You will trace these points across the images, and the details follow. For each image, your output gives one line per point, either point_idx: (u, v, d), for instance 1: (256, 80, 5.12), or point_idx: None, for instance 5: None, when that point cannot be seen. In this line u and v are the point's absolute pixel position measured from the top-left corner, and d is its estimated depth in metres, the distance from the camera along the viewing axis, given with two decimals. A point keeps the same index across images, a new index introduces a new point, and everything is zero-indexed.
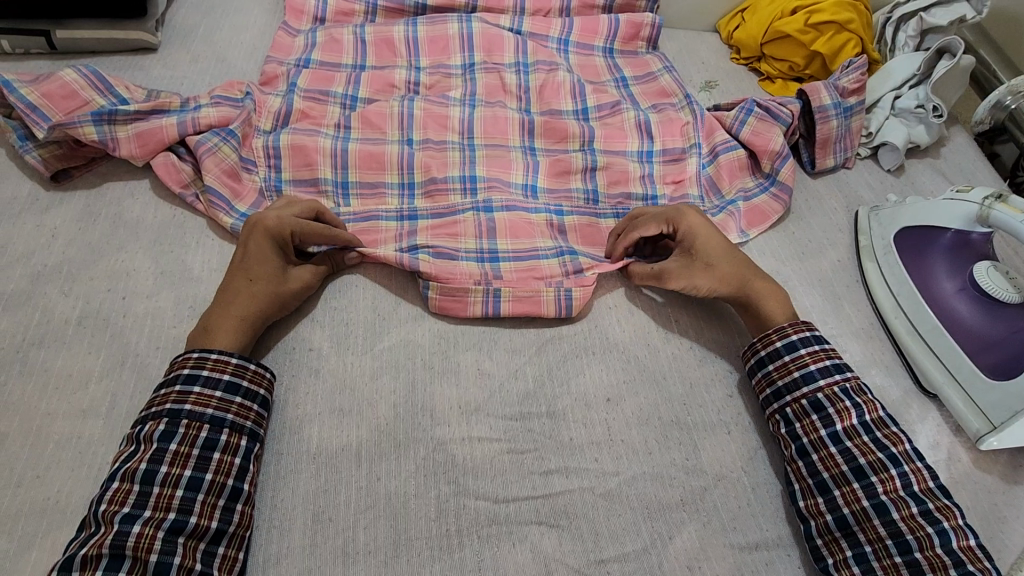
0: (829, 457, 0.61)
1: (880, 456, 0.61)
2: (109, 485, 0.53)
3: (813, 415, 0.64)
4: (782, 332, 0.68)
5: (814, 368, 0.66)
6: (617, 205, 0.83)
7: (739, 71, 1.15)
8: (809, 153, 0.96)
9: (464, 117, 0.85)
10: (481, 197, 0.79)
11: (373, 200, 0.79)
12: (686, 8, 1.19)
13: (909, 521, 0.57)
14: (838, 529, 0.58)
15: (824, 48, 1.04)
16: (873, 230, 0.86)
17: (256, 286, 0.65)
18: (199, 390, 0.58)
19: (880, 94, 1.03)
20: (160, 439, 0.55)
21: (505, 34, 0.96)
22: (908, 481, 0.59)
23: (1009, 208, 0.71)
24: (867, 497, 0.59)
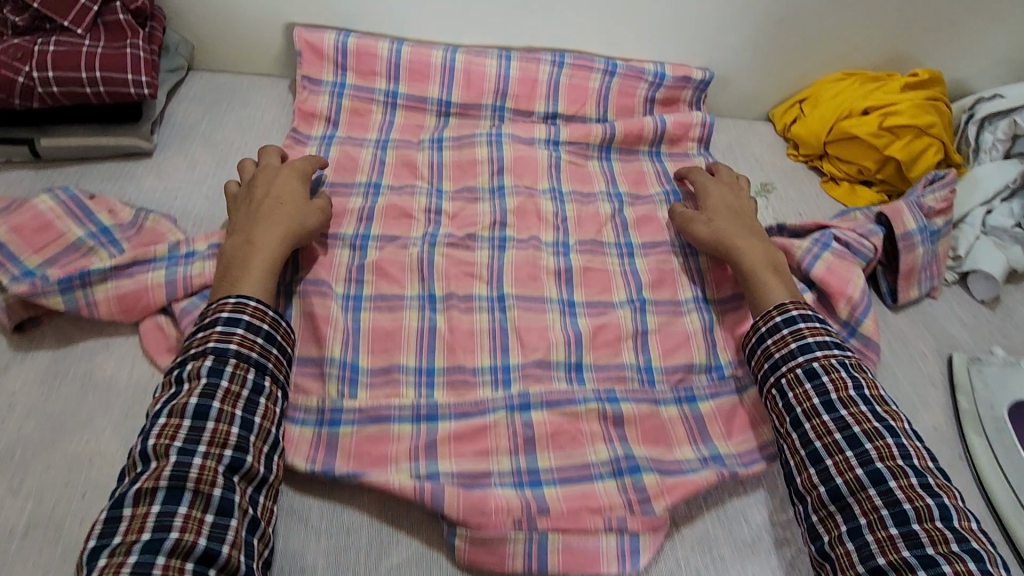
0: (821, 426, 0.61)
1: (876, 426, 0.60)
2: (157, 422, 0.55)
3: (807, 385, 0.64)
4: (783, 308, 0.69)
5: (812, 341, 0.66)
6: (677, 383, 0.74)
7: (798, 169, 1.02)
8: (888, 284, 0.83)
9: (493, 263, 0.81)
10: (516, 390, 0.68)
11: (385, 391, 0.68)
12: (737, 97, 1.07)
13: (908, 490, 0.56)
14: (832, 501, 0.58)
15: (901, 153, 0.91)
16: (977, 391, 0.73)
17: (274, 193, 0.75)
18: (242, 333, 0.61)
19: (969, 208, 0.89)
20: (209, 374, 0.58)
21: (539, 158, 0.93)
22: (907, 453, 0.59)
23: None
24: (860, 466, 0.58)
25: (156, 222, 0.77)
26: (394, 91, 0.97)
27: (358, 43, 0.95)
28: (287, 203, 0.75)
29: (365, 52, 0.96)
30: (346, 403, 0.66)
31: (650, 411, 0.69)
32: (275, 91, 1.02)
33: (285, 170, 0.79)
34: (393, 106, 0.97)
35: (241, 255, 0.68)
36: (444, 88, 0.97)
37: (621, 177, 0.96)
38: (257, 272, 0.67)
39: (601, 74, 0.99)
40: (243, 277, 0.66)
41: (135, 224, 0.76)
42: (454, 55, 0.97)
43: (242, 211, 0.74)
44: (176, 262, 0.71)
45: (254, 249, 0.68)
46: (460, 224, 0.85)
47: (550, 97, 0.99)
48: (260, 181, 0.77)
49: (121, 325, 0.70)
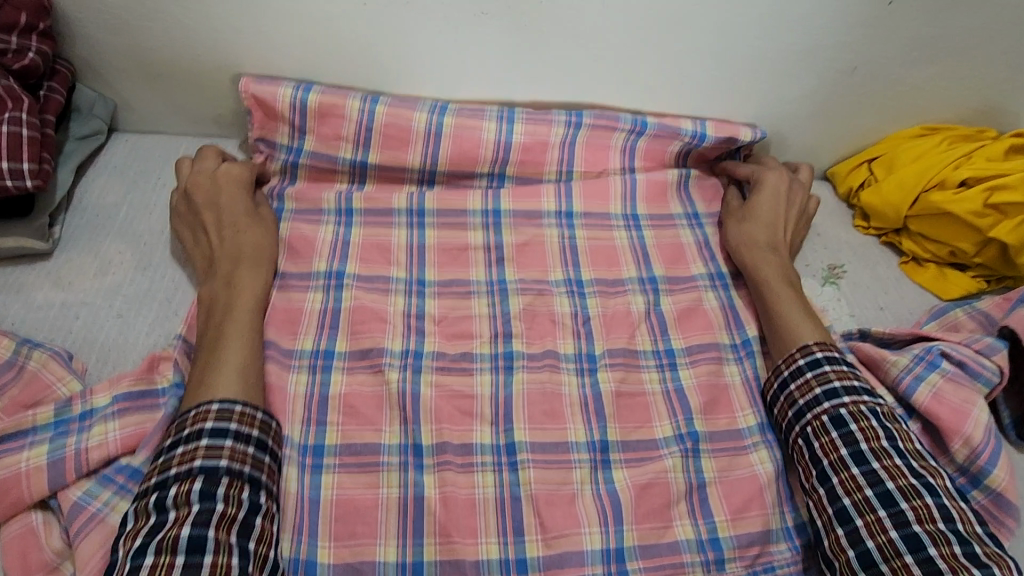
0: (850, 481, 0.53)
1: (911, 482, 0.52)
2: (143, 564, 0.44)
3: (834, 433, 0.56)
4: (806, 348, 0.61)
5: (839, 386, 0.58)
6: (752, 564, 0.55)
7: (869, 245, 0.83)
8: (1012, 413, 0.64)
9: (496, 394, 0.62)
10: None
11: None
12: (789, 154, 0.88)
13: (951, 559, 0.47)
14: (864, 573, 0.49)
15: (1009, 236, 0.72)
16: None
17: (221, 215, 0.67)
18: (231, 443, 0.50)
19: None
20: (199, 500, 0.47)
21: (548, 244, 0.76)
22: (948, 514, 0.50)
23: None
24: (895, 528, 0.50)
25: (43, 363, 0.57)
26: (362, 160, 0.77)
27: (320, 99, 0.75)
28: (244, 226, 0.67)
29: (330, 111, 0.75)
30: None
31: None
32: None
33: (224, 168, 0.70)
34: (362, 175, 0.78)
35: (221, 306, 0.61)
36: (428, 153, 0.77)
37: (654, 254, 0.76)
38: (238, 342, 0.58)
39: (626, 133, 0.80)
40: (218, 327, 0.59)
41: (12, 367, 0.56)
42: (442, 117, 0.77)
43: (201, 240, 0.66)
44: (67, 430, 0.53)
45: (229, 295, 0.61)
46: (449, 332, 0.66)
47: (564, 162, 0.80)
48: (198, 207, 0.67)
49: None
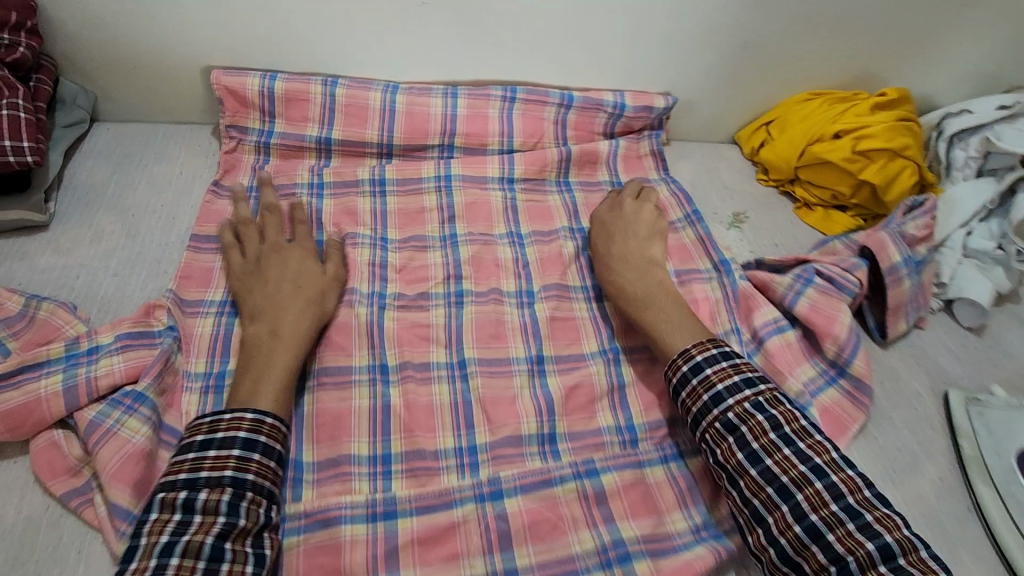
0: (752, 483, 0.56)
1: (802, 469, 0.55)
2: (165, 566, 0.46)
3: (729, 440, 0.58)
4: (687, 354, 0.63)
5: (721, 389, 0.60)
6: (661, 443, 0.66)
7: (770, 195, 0.96)
8: (876, 318, 0.78)
9: (450, 323, 0.73)
10: (484, 475, 0.61)
11: (335, 487, 0.60)
12: (702, 121, 1.01)
13: (846, 540, 0.50)
14: (783, 564, 0.52)
15: (876, 177, 0.87)
16: (979, 435, 0.68)
17: (295, 270, 0.68)
18: (259, 458, 0.53)
19: (949, 231, 0.85)
20: (227, 512, 0.49)
21: (491, 203, 0.87)
22: (840, 493, 0.53)
23: None
24: (796, 522, 0.52)
25: (52, 311, 0.66)
26: (328, 136, 0.88)
27: (286, 86, 0.86)
28: (308, 283, 0.68)
29: (297, 97, 0.86)
30: (287, 510, 0.57)
31: (633, 479, 0.62)
32: (196, 140, 0.91)
33: (273, 234, 0.72)
34: (328, 152, 0.89)
35: (265, 352, 0.61)
36: (384, 132, 0.88)
37: (582, 212, 0.89)
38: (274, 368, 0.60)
39: (556, 106, 0.92)
40: (252, 381, 0.59)
41: (24, 317, 0.65)
42: (394, 95, 0.88)
43: (258, 290, 0.67)
44: (78, 362, 0.61)
45: (275, 350, 0.61)
46: (409, 278, 0.77)
47: (503, 133, 0.91)
48: (268, 253, 0.70)
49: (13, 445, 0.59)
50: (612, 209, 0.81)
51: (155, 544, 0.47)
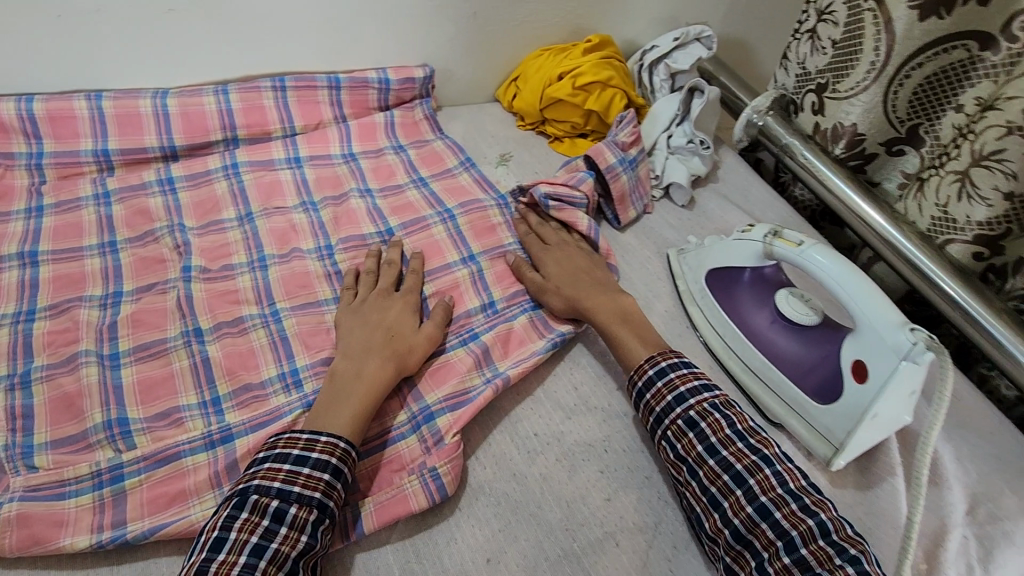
0: (710, 471, 0.64)
1: (753, 458, 0.64)
2: (255, 567, 0.52)
3: (691, 433, 0.67)
4: (653, 360, 0.73)
5: (684, 390, 0.70)
6: (460, 330, 0.81)
7: (528, 137, 1.18)
8: (611, 211, 1.01)
9: (257, 284, 0.82)
10: (309, 388, 0.71)
11: (169, 432, 0.66)
12: (463, 85, 1.22)
13: (790, 517, 0.60)
14: (737, 543, 0.60)
15: (596, 105, 1.10)
16: (687, 274, 0.90)
17: (383, 318, 0.76)
18: (340, 487, 0.60)
19: (655, 138, 1.12)
20: (309, 531, 0.56)
21: (282, 179, 0.97)
22: (783, 479, 0.63)
23: (785, 243, 0.76)
24: (748, 502, 0.62)
25: None
26: (105, 148, 0.91)
27: (47, 106, 0.88)
28: (401, 336, 0.74)
29: (62, 115, 0.89)
30: (125, 457, 0.63)
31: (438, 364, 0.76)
32: None
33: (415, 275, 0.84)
34: (110, 167, 0.92)
35: (361, 395, 0.66)
36: (163, 135, 0.94)
37: (368, 173, 1.02)
38: (348, 404, 0.65)
39: (327, 89, 1.05)
40: (339, 411, 0.65)
41: None
42: (165, 100, 0.94)
43: (351, 330, 0.74)
44: None
45: (354, 388, 0.67)
46: (213, 255, 0.85)
47: (283, 120, 1.02)
48: (373, 305, 0.78)
49: None
50: (553, 238, 0.91)
51: (247, 543, 0.54)
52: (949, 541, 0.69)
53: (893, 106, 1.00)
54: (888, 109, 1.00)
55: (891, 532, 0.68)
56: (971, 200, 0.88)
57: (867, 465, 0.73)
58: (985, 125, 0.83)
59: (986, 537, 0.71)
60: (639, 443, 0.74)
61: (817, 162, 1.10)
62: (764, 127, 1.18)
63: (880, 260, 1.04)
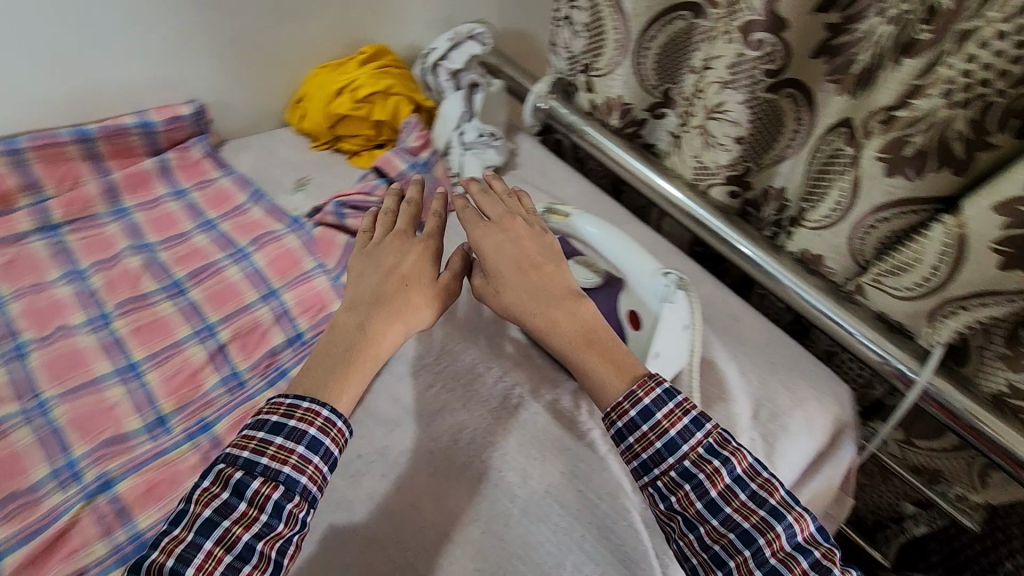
0: (714, 531, 0.61)
1: (761, 513, 0.61)
2: (201, 546, 0.56)
3: (687, 486, 0.63)
4: (633, 398, 0.65)
5: (674, 434, 0.64)
6: (266, 370, 0.79)
7: (325, 156, 1.15)
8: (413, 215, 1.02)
9: (16, 376, 0.74)
10: (90, 477, 0.66)
11: None
12: (244, 113, 1.16)
13: None
14: None
15: (382, 114, 1.11)
16: None
17: (392, 265, 0.75)
18: (316, 463, 0.62)
19: (447, 137, 1.15)
20: (271, 510, 0.59)
21: (38, 254, 0.87)
22: (793, 533, 0.60)
23: (557, 218, 0.83)
24: (758, 566, 0.59)
25: None
26: None
27: None
28: (410, 284, 0.73)
29: None
30: None
31: (242, 413, 0.73)
32: None
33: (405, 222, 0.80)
34: None
35: (354, 349, 0.69)
36: None
37: (145, 226, 0.94)
38: (350, 381, 0.67)
39: (74, 142, 0.95)
40: (325, 374, 0.67)
41: None
42: None
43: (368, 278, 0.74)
44: None
45: (363, 346, 0.69)
46: None
47: (27, 187, 0.92)
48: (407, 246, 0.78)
49: None
50: (508, 237, 0.75)
51: (201, 515, 0.57)
52: None
53: (645, 74, 1.11)
54: (642, 78, 1.11)
55: None
56: (714, 148, 1.00)
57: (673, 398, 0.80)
58: (708, 83, 0.95)
59: (769, 433, 0.83)
60: (466, 435, 0.76)
61: (597, 135, 1.20)
62: (550, 110, 1.26)
63: (667, 215, 1.17)
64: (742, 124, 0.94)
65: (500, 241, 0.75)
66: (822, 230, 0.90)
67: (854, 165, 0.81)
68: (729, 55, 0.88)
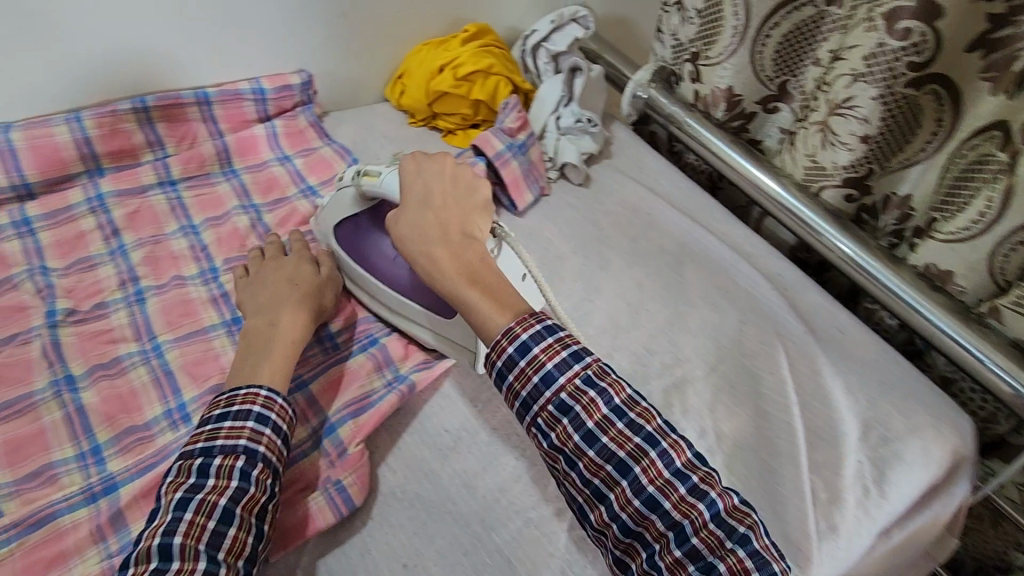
0: (592, 463, 0.60)
1: (637, 442, 0.60)
2: (182, 518, 0.55)
3: (564, 421, 0.62)
4: (511, 334, 0.64)
5: (553, 367, 0.62)
6: (359, 335, 0.80)
7: (421, 133, 1.15)
8: (507, 197, 1.00)
9: (135, 319, 0.77)
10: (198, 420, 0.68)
11: (45, 491, 0.61)
12: (347, 87, 1.17)
13: (680, 505, 0.58)
14: (626, 535, 0.59)
15: (480, 94, 1.09)
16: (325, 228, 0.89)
17: (280, 274, 0.79)
18: (268, 434, 0.63)
19: (544, 120, 1.12)
20: (238, 478, 0.59)
21: (157, 207, 0.92)
22: (670, 460, 0.60)
23: (368, 178, 0.82)
24: (635, 494, 0.59)
25: None
26: None
27: None
28: (303, 282, 0.78)
29: None
30: None
31: (337, 373, 0.75)
32: None
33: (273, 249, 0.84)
34: None
35: (266, 342, 0.70)
36: (12, 172, 0.87)
37: (252, 189, 0.99)
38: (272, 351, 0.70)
39: (194, 104, 0.99)
40: (254, 367, 0.67)
41: None
42: (7, 134, 0.86)
43: (259, 291, 0.78)
44: None
45: (272, 338, 0.71)
46: (82, 296, 0.79)
47: (153, 144, 0.97)
48: (271, 268, 0.80)
49: None
50: (423, 172, 0.78)
51: (173, 497, 0.57)
52: (847, 466, 0.74)
53: (760, 65, 1.04)
54: (757, 68, 1.04)
55: (794, 472, 0.72)
56: (834, 147, 0.93)
57: (765, 409, 0.78)
58: (836, 75, 0.88)
59: (879, 457, 0.75)
60: None
61: (701, 127, 1.14)
62: (650, 99, 1.20)
63: (770, 216, 1.10)
64: (872, 122, 0.86)
65: (413, 176, 0.79)
66: (957, 244, 0.85)
67: (1010, 171, 0.77)
68: (867, 44, 0.82)
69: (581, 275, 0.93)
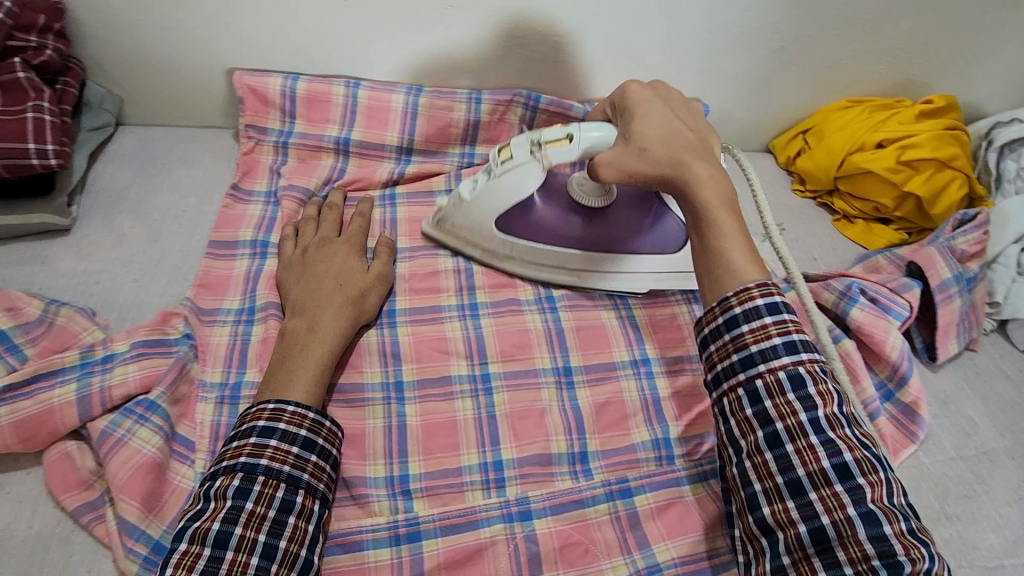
0: (808, 451, 0.46)
1: (864, 453, 0.46)
2: (176, 548, 0.46)
3: (791, 395, 0.47)
4: (767, 289, 0.50)
5: (796, 339, 0.49)
6: (700, 457, 0.64)
7: (805, 208, 0.93)
8: (923, 337, 0.74)
9: (467, 335, 0.70)
10: (512, 494, 0.59)
11: (354, 509, 0.57)
12: (736, 128, 0.98)
13: (902, 538, 0.42)
14: (815, 544, 0.44)
15: (922, 188, 0.83)
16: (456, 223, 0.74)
17: (331, 269, 0.67)
18: (275, 443, 0.52)
19: (1001, 247, 0.79)
20: (235, 495, 0.49)
21: None
22: (892, 489, 0.45)
23: (556, 146, 0.64)
24: (853, 503, 0.44)
25: (70, 318, 0.65)
26: (347, 137, 0.87)
27: (309, 87, 0.85)
28: (350, 282, 0.67)
29: (319, 97, 0.86)
30: None
31: (669, 499, 0.60)
32: (221, 147, 0.90)
33: (327, 230, 0.74)
34: (346, 154, 0.88)
35: (292, 347, 0.59)
36: (404, 132, 0.87)
37: None
38: (303, 350, 0.59)
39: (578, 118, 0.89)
40: (286, 375, 0.57)
41: (43, 322, 0.64)
42: (417, 98, 0.87)
43: (303, 286, 0.66)
44: (91, 371, 0.60)
45: (308, 341, 0.60)
46: (419, 288, 0.73)
47: None
48: (315, 257, 0.69)
49: (26, 461, 0.58)
50: (654, 90, 0.63)
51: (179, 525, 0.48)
52: None
53: None
54: None
55: None
56: None
57: None
58: None
59: None
60: None
61: None
62: None
63: None
64: None
65: (643, 94, 0.63)
66: None
67: None
68: None
69: (1020, 498, 0.64)
